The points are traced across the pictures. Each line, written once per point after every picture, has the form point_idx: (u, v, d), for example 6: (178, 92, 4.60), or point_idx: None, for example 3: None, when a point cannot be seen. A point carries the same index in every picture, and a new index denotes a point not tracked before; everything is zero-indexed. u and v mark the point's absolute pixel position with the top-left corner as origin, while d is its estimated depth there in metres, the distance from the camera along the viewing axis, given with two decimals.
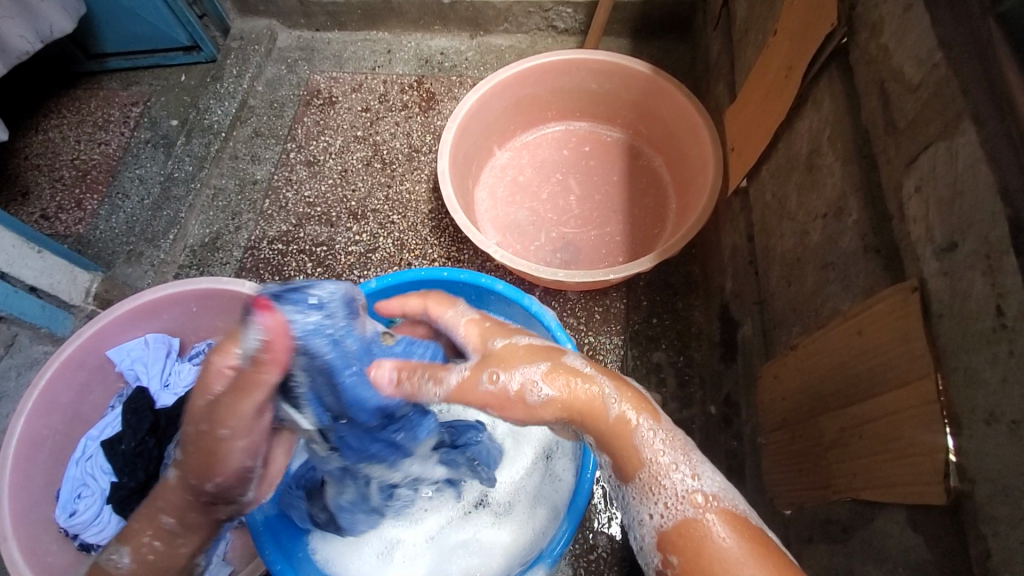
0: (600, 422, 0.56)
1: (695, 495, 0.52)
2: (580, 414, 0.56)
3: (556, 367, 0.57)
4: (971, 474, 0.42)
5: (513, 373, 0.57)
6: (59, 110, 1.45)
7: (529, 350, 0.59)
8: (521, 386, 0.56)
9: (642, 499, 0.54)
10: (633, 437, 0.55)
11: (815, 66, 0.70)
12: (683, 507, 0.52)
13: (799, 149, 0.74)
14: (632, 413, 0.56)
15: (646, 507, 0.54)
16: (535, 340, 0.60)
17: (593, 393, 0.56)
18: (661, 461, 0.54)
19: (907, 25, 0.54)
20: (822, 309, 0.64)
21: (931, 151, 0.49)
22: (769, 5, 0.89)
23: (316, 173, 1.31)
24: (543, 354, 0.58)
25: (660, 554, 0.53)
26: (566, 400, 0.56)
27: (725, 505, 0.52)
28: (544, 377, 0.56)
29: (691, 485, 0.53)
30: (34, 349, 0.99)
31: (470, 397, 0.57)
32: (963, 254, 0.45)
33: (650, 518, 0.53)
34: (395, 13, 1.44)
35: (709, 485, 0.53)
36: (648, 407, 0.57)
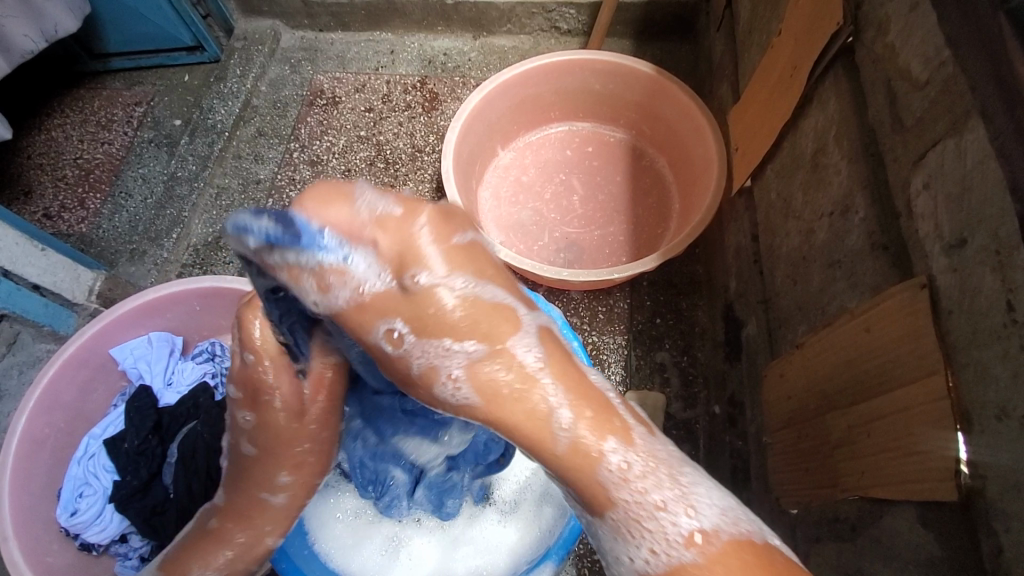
0: (547, 448, 0.48)
1: (690, 535, 0.46)
2: (511, 429, 0.48)
3: (494, 352, 0.48)
4: (983, 470, 0.42)
5: (427, 343, 0.49)
6: (62, 109, 1.45)
7: (466, 319, 0.48)
8: (432, 366, 0.49)
9: (622, 541, 0.47)
10: (594, 471, 0.47)
11: (821, 65, 0.70)
12: (675, 553, 0.45)
13: (804, 148, 0.74)
14: (595, 435, 0.47)
15: (629, 549, 0.47)
16: (479, 297, 0.49)
17: (533, 400, 0.47)
18: (648, 499, 0.47)
19: (914, 23, 0.54)
20: (828, 307, 0.64)
21: (940, 148, 0.49)
22: (773, 5, 0.90)
23: (320, 172, 1.31)
24: (477, 334, 0.49)
25: None
26: (485, 405, 0.48)
27: (728, 539, 0.46)
28: (461, 369, 0.48)
29: (686, 524, 0.46)
30: (38, 347, 0.99)
31: (364, 338, 0.50)
32: (973, 250, 0.45)
33: (633, 560, 0.47)
34: (398, 14, 1.45)
35: (707, 519, 0.46)
36: (619, 429, 0.48)
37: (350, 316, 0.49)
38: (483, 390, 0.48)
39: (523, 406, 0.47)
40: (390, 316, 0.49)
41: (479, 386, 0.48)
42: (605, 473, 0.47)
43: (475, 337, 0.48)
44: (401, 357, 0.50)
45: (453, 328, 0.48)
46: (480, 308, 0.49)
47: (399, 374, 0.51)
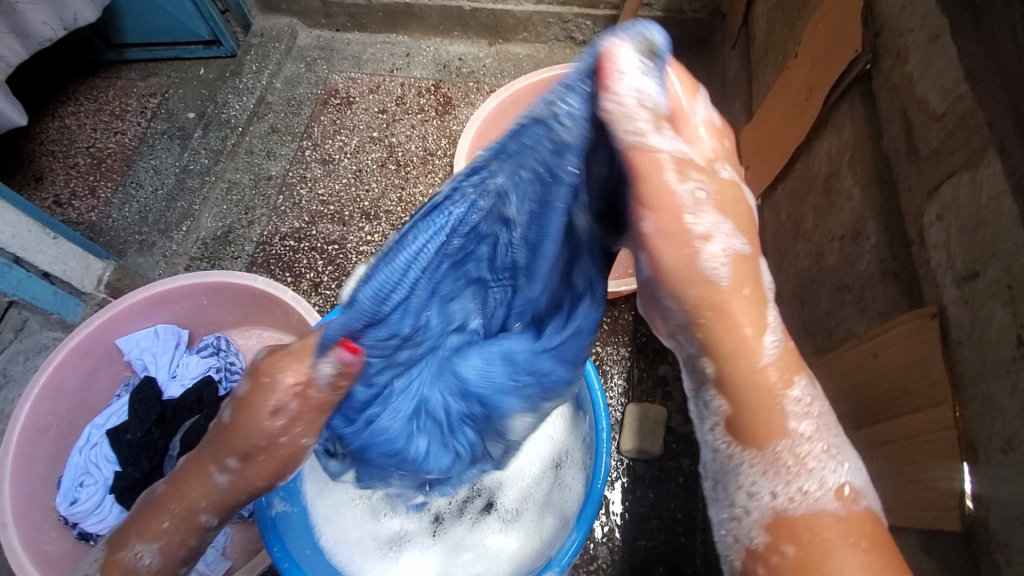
0: (748, 361, 0.49)
1: (840, 489, 0.49)
2: (724, 332, 0.48)
3: (746, 262, 0.49)
4: (986, 501, 0.43)
5: (712, 215, 0.47)
6: (76, 97, 1.46)
7: (738, 219, 0.48)
8: (703, 244, 0.47)
9: (765, 475, 0.49)
10: (780, 402, 0.49)
11: (837, 91, 0.71)
12: (821, 498, 0.48)
13: (817, 171, 0.74)
14: (784, 376, 0.49)
15: (768, 485, 0.49)
16: (752, 206, 0.50)
17: (755, 321, 0.49)
18: (804, 450, 0.49)
19: (933, 55, 0.55)
20: (836, 330, 0.65)
21: (955, 180, 0.50)
22: (791, 27, 0.91)
23: (331, 171, 1.31)
24: (746, 234, 0.49)
25: (766, 536, 0.49)
26: (730, 298, 0.48)
27: (864, 505, 0.48)
28: (727, 255, 0.48)
29: (835, 477, 0.49)
30: (44, 335, 1.00)
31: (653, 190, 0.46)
32: (985, 283, 0.45)
33: (769, 497, 0.49)
34: (415, 17, 1.46)
35: (851, 476, 0.50)
36: (804, 370, 0.50)
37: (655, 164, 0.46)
38: (732, 282, 0.48)
39: (751, 318, 0.48)
40: (695, 185, 0.47)
41: (734, 279, 0.48)
42: (787, 404, 0.49)
43: (739, 235, 0.48)
44: (687, 229, 0.47)
45: (728, 222, 0.48)
46: (745, 212, 0.50)
47: (675, 230, 0.47)
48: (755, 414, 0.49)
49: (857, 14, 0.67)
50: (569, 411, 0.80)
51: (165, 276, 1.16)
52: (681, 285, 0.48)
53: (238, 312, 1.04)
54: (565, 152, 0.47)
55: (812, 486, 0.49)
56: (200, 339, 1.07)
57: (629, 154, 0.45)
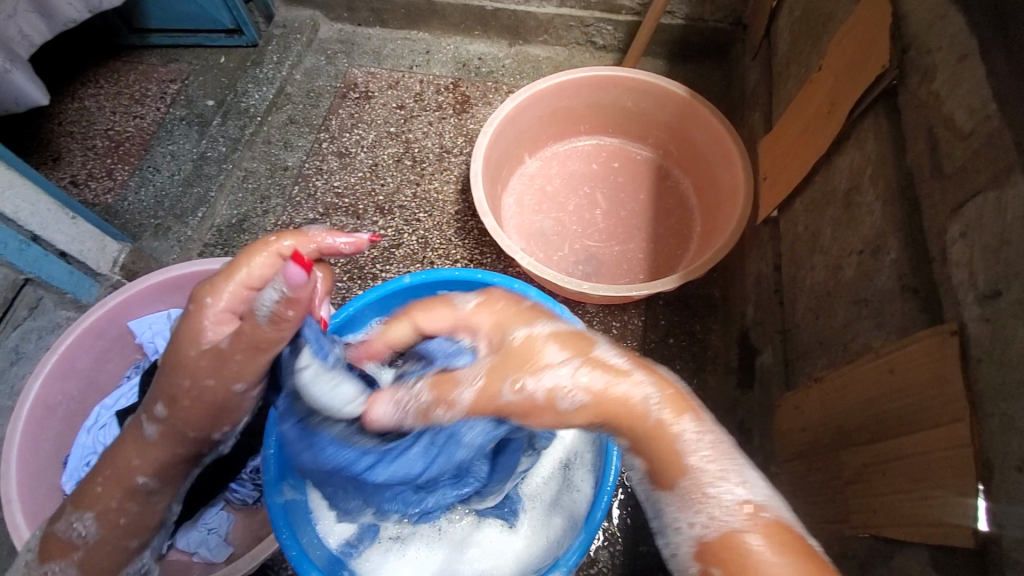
0: (636, 424, 0.52)
1: (746, 503, 0.49)
2: (615, 418, 0.52)
3: (588, 359, 0.53)
4: (1000, 519, 0.43)
5: (539, 377, 0.53)
6: (97, 80, 1.47)
7: (561, 342, 0.55)
8: (540, 369, 0.53)
9: (682, 507, 0.50)
10: (670, 444, 0.51)
11: (861, 106, 0.71)
12: (728, 519, 0.48)
13: (837, 185, 0.74)
14: (669, 413, 0.52)
15: (685, 516, 0.50)
16: (558, 330, 0.57)
17: (630, 398, 0.52)
18: (708, 472, 0.50)
19: (961, 74, 0.55)
20: (851, 344, 0.65)
21: (980, 199, 0.50)
22: (815, 41, 0.91)
23: (347, 164, 1.32)
24: (573, 346, 0.55)
25: (698, 564, 0.48)
26: (599, 405, 0.52)
27: (772, 517, 0.48)
28: (621, 363, 0.54)
29: (739, 495, 0.49)
30: (58, 314, 1.00)
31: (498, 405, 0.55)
32: (1007, 302, 0.45)
33: (689, 527, 0.49)
34: (437, 15, 1.47)
35: (757, 495, 0.49)
36: (689, 408, 0.53)
37: (491, 390, 0.55)
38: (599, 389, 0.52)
39: (624, 386, 0.52)
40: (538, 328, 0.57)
41: (596, 385, 0.52)
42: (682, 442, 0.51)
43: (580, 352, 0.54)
44: (505, 395, 0.54)
45: (561, 357, 0.54)
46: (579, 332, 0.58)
47: (527, 412, 0.54)
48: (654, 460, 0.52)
49: (885, 30, 0.67)
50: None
51: (179, 261, 1.16)
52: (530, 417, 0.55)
53: None
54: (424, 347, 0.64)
55: (744, 492, 0.49)
56: None
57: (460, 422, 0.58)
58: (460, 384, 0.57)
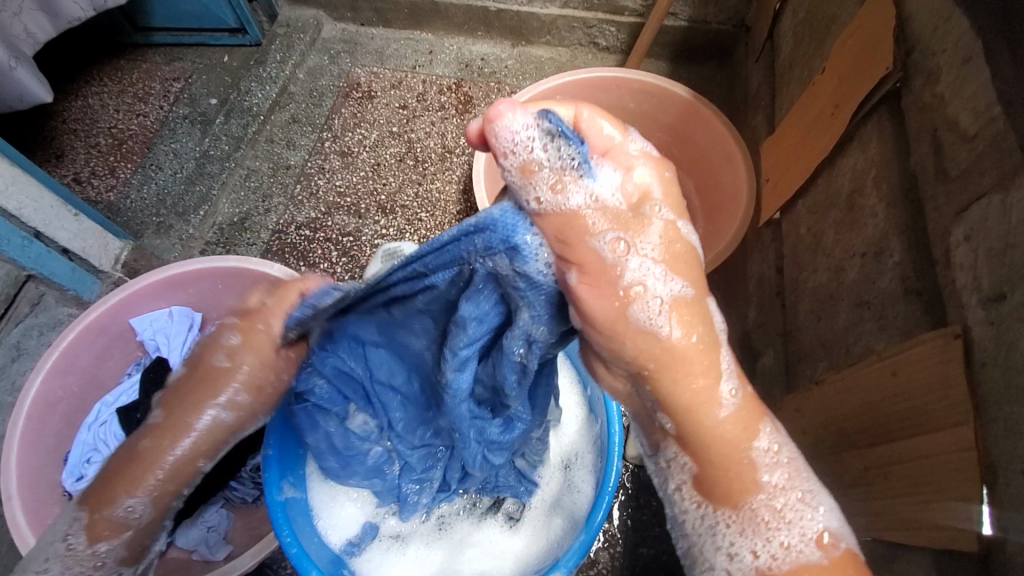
0: (708, 417, 0.51)
1: (819, 537, 0.52)
2: (670, 383, 0.50)
3: (685, 302, 0.49)
4: (1004, 523, 0.42)
5: (636, 256, 0.47)
6: (101, 78, 1.47)
7: (670, 261, 0.49)
8: (631, 292, 0.47)
9: (747, 530, 0.52)
10: (747, 457, 0.52)
11: (864, 108, 0.71)
12: (807, 550, 0.51)
13: (840, 187, 0.74)
14: (742, 426, 0.52)
15: (748, 541, 0.52)
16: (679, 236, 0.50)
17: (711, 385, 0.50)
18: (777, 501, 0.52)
19: (965, 76, 0.55)
20: (854, 347, 0.65)
21: (984, 202, 0.50)
22: (818, 43, 0.91)
23: (349, 164, 1.32)
24: (686, 277, 0.49)
25: None
26: (668, 346, 0.49)
27: (847, 551, 0.51)
28: (667, 302, 0.48)
29: (814, 524, 0.52)
30: (60, 310, 1.00)
31: (582, 249, 0.46)
32: (1012, 306, 0.45)
33: (753, 553, 0.51)
34: (440, 16, 1.47)
35: (829, 523, 0.52)
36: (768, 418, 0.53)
37: (578, 225, 0.45)
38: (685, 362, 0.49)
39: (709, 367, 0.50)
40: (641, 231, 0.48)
41: (680, 322, 0.49)
42: (756, 455, 0.53)
43: (682, 316, 0.49)
44: (598, 248, 0.46)
45: (661, 257, 0.48)
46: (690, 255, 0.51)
47: (601, 294, 0.47)
48: (708, 471, 0.52)
49: (890, 32, 0.67)
50: (581, 416, 0.82)
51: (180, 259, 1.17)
52: (597, 330, 0.49)
53: None
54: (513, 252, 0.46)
55: (790, 539, 0.51)
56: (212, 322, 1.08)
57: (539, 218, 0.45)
58: (580, 176, 0.45)
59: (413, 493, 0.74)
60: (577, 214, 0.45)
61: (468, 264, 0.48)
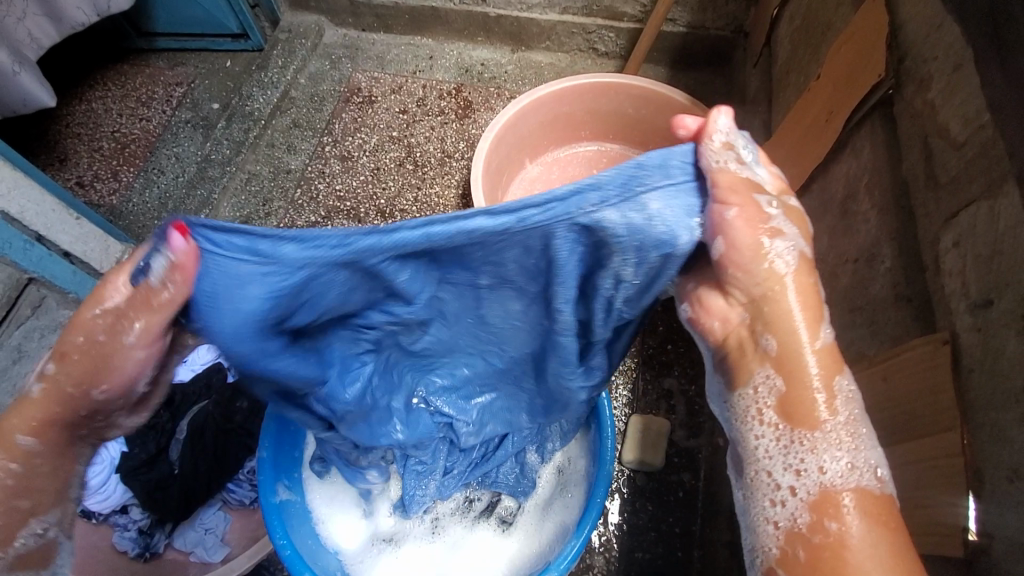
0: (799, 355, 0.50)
1: (876, 471, 0.49)
2: (782, 326, 0.51)
3: (803, 257, 0.51)
4: (990, 529, 0.43)
5: (784, 219, 0.50)
6: (104, 82, 1.49)
7: (800, 218, 0.51)
8: (767, 244, 0.49)
9: (783, 452, 0.50)
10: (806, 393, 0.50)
11: (857, 115, 0.71)
12: (822, 478, 0.49)
13: (834, 193, 0.75)
14: (823, 370, 0.50)
15: (783, 463, 0.50)
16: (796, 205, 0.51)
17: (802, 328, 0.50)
18: (820, 454, 0.49)
19: (955, 84, 0.55)
20: (846, 352, 0.65)
21: (973, 208, 0.50)
22: (813, 50, 0.91)
23: (349, 168, 1.33)
24: (807, 232, 0.52)
25: (780, 546, 0.49)
26: (775, 290, 0.50)
27: (862, 485, 0.49)
28: (793, 251, 0.50)
29: (829, 466, 0.49)
30: (60, 313, 0.98)
31: (752, 200, 0.49)
32: (999, 313, 0.45)
33: (783, 477, 0.50)
34: (440, 21, 1.48)
35: (874, 459, 0.50)
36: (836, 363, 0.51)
37: (733, 177, 0.48)
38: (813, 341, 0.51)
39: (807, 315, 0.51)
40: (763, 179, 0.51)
41: (800, 270, 0.51)
42: (817, 392, 0.51)
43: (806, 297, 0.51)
44: (756, 201, 0.49)
45: (798, 225, 0.51)
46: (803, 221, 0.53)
47: (747, 243, 0.49)
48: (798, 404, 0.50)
49: (882, 39, 0.68)
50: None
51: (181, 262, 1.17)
52: (727, 265, 0.50)
53: None
54: (630, 191, 0.46)
55: (829, 463, 0.49)
56: None
57: (715, 173, 0.47)
58: (742, 153, 0.49)
59: (416, 489, 0.75)
60: (735, 171, 0.48)
61: (558, 225, 0.46)
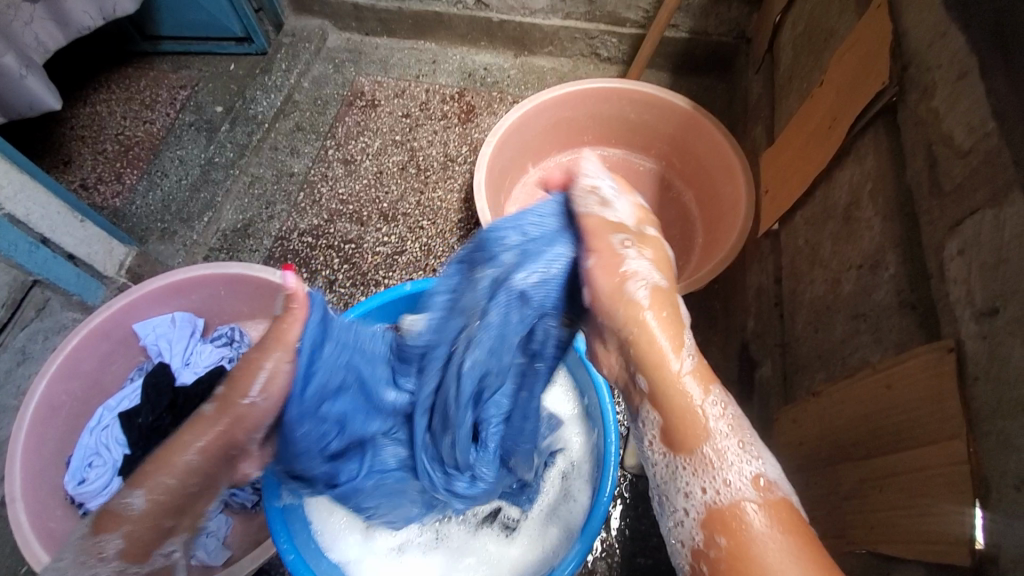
0: (664, 372, 0.58)
1: (755, 478, 0.54)
2: (649, 353, 0.58)
3: (660, 292, 0.60)
4: (997, 537, 0.43)
5: (646, 264, 0.60)
6: (108, 85, 1.49)
7: (657, 262, 0.62)
8: (629, 271, 0.59)
9: (696, 473, 0.55)
10: (694, 415, 0.57)
11: (861, 122, 0.71)
12: (744, 488, 0.54)
13: (837, 199, 0.75)
14: (697, 389, 0.57)
15: (700, 481, 0.55)
16: (651, 259, 0.61)
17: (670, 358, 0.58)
18: (721, 460, 0.55)
19: (959, 92, 0.55)
20: (850, 359, 0.65)
21: (978, 217, 0.50)
22: (816, 56, 0.92)
23: (352, 171, 1.33)
24: (664, 274, 0.62)
25: (704, 532, 0.54)
26: (645, 328, 0.58)
27: (777, 495, 0.54)
28: (648, 284, 0.59)
29: (751, 470, 0.55)
30: (64, 315, 1.00)
31: (603, 236, 0.61)
32: (1004, 321, 0.45)
33: (700, 492, 0.55)
34: (444, 26, 1.48)
35: (769, 471, 0.55)
36: (710, 382, 0.58)
37: (593, 223, 0.62)
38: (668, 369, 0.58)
39: (674, 341, 0.58)
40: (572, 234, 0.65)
41: (658, 307, 0.59)
42: (707, 408, 0.57)
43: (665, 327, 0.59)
44: (615, 241, 0.61)
45: (654, 270, 0.61)
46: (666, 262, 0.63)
47: (609, 280, 0.59)
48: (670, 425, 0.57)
49: (886, 47, 0.68)
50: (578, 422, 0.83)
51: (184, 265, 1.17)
52: (597, 307, 0.60)
53: (255, 305, 1.04)
54: (529, 256, 0.61)
55: (734, 476, 0.54)
56: (215, 328, 1.08)
57: (583, 218, 0.63)
58: (608, 206, 0.63)
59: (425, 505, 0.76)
60: (595, 216, 0.62)
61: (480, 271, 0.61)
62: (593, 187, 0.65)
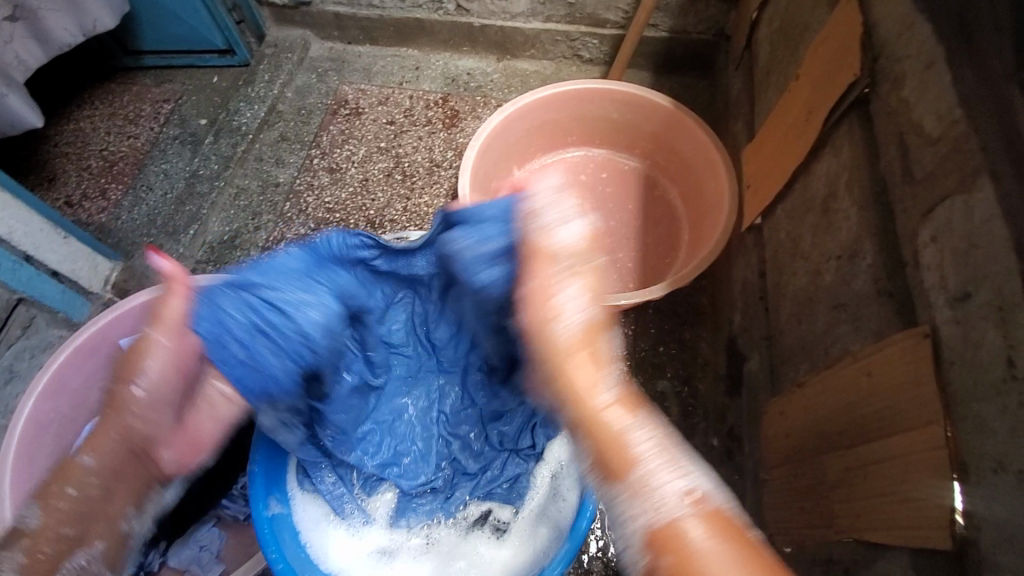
0: (584, 404, 0.57)
1: (688, 494, 0.52)
2: (566, 388, 0.59)
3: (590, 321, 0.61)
4: (978, 521, 0.43)
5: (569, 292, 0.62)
6: (92, 101, 1.49)
7: (589, 289, 0.62)
8: (561, 305, 0.61)
9: (630, 501, 0.52)
10: (620, 438, 0.55)
11: (835, 114, 0.72)
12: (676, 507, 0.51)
13: (816, 192, 0.75)
14: (622, 412, 0.56)
15: (636, 509, 0.52)
16: (581, 293, 0.62)
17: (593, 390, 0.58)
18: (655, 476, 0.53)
19: (928, 81, 0.56)
20: (832, 349, 0.65)
21: (949, 203, 0.51)
22: (792, 51, 0.92)
23: (337, 180, 1.33)
24: (597, 301, 0.62)
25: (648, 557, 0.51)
26: (564, 369, 0.59)
27: (709, 506, 0.51)
28: (580, 311, 0.61)
29: (679, 485, 0.52)
30: (50, 333, 0.99)
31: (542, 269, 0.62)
32: (977, 305, 0.46)
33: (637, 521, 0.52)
34: (425, 32, 1.49)
35: (701, 485, 0.53)
36: (636, 403, 0.57)
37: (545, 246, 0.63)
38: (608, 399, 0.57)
39: (591, 370, 0.58)
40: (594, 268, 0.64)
41: (585, 333, 0.60)
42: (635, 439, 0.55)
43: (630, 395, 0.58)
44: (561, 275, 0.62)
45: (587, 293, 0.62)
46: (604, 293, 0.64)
47: (541, 309, 0.61)
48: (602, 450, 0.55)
49: (857, 40, 0.69)
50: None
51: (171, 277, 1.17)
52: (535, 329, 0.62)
53: None
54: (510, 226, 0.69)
55: (668, 488, 0.52)
56: None
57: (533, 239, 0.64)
58: (555, 233, 0.64)
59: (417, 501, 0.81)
60: (551, 238, 0.64)
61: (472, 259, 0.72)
62: (548, 209, 0.65)
